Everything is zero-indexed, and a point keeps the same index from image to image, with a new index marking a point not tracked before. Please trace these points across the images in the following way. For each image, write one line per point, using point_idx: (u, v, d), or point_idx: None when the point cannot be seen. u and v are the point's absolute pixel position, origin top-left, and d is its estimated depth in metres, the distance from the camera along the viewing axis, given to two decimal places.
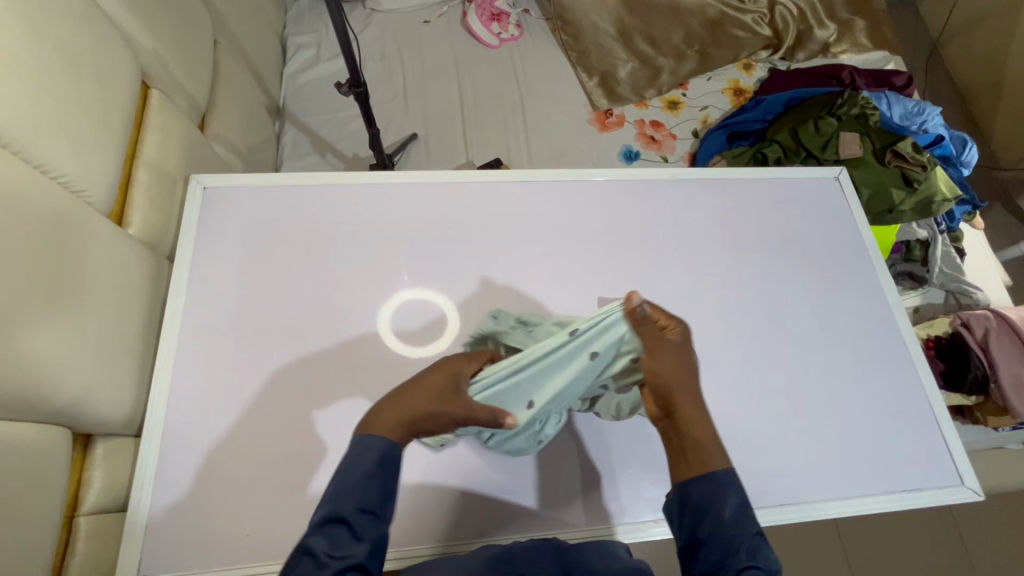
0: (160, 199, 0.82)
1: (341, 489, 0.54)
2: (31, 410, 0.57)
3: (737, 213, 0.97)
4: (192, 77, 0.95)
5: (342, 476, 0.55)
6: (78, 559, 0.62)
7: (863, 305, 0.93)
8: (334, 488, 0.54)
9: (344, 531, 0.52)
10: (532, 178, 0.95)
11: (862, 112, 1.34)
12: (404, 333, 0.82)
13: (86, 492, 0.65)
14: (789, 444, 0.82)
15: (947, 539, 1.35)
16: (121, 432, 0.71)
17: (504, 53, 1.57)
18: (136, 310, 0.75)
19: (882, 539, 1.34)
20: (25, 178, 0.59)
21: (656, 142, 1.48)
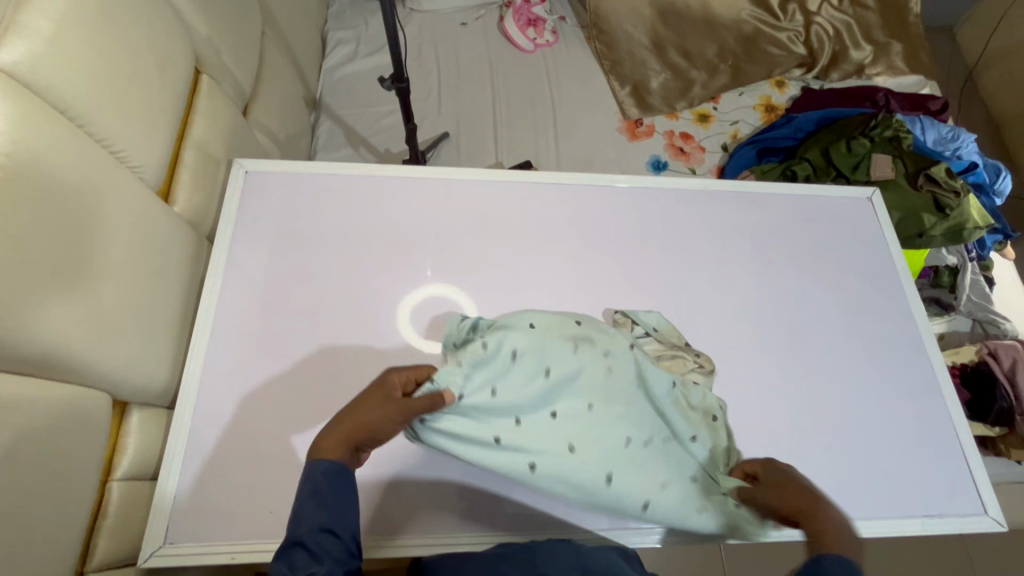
0: (203, 180, 0.85)
1: (299, 514, 0.57)
2: (76, 373, 0.59)
3: (767, 227, 0.97)
4: (239, 65, 0.98)
5: (304, 497, 0.58)
6: (109, 523, 0.63)
7: (891, 328, 0.92)
8: (294, 512, 0.57)
9: (301, 552, 0.54)
10: (563, 181, 0.96)
11: (896, 134, 1.33)
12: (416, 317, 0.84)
13: (121, 457, 0.67)
14: (809, 459, 0.81)
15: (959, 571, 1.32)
16: (155, 403, 0.73)
17: (539, 59, 1.59)
18: (176, 286, 0.77)
19: (892, 566, 1.31)
20: (87, 151, 0.61)
21: (685, 154, 1.48)
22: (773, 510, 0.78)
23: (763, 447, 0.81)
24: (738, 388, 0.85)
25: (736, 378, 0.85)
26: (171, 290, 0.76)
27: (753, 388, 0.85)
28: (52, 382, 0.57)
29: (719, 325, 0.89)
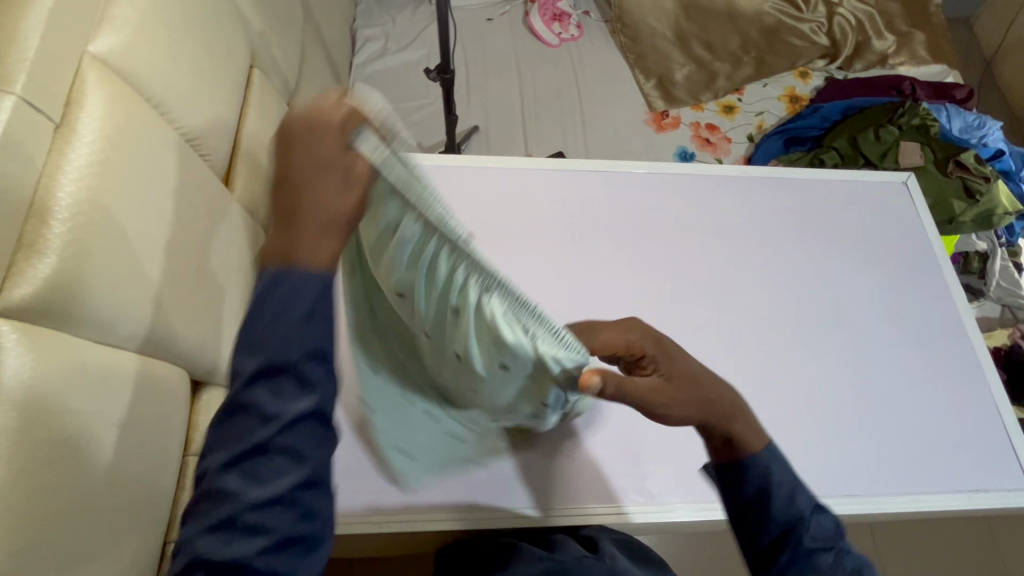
0: (259, 170, 0.87)
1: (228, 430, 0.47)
2: (160, 349, 0.62)
3: (805, 211, 0.99)
4: (285, 58, 1.00)
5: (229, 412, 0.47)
6: (187, 495, 0.66)
7: (930, 308, 0.94)
8: (223, 422, 0.47)
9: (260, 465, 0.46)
10: (603, 170, 0.99)
11: (923, 122, 1.35)
12: None
13: (195, 434, 0.69)
14: (854, 435, 0.83)
15: (989, 556, 1.32)
16: (224, 383, 0.76)
17: (564, 53, 1.61)
18: (238, 271, 0.79)
19: (923, 552, 1.32)
20: (169, 138, 0.64)
21: (711, 145, 1.50)
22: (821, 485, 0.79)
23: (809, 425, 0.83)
24: (782, 367, 0.86)
25: (779, 358, 0.87)
26: (235, 276, 0.78)
27: (797, 368, 0.87)
28: (143, 358, 0.60)
29: (761, 307, 0.91)
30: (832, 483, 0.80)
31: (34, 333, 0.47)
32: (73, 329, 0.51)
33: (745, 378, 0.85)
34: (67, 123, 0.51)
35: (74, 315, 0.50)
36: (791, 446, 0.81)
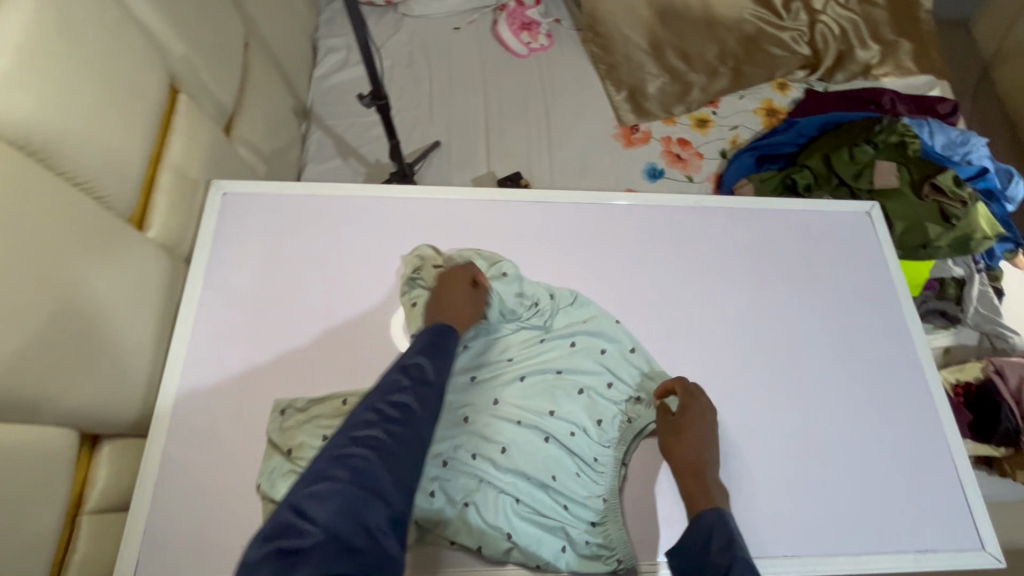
0: (181, 204, 0.84)
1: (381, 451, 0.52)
2: (41, 411, 0.58)
3: (760, 244, 0.93)
4: (219, 81, 0.97)
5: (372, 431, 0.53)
6: (78, 556, 0.63)
7: (889, 349, 0.88)
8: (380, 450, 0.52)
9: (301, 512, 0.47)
10: (549, 199, 0.93)
11: (902, 140, 1.28)
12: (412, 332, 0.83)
13: (91, 491, 0.66)
14: (799, 489, 0.78)
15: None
16: (128, 433, 0.73)
17: (533, 63, 1.56)
18: (150, 314, 0.76)
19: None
20: (45, 182, 0.60)
21: (682, 161, 1.45)
22: (759, 544, 0.75)
23: (751, 480, 0.78)
24: (726, 416, 0.81)
25: (722, 407, 0.82)
26: (145, 319, 0.75)
27: (743, 416, 0.82)
28: (13, 424, 0.56)
29: (710, 349, 0.85)
30: (772, 543, 0.75)
31: None
32: None
33: None
34: None
35: None
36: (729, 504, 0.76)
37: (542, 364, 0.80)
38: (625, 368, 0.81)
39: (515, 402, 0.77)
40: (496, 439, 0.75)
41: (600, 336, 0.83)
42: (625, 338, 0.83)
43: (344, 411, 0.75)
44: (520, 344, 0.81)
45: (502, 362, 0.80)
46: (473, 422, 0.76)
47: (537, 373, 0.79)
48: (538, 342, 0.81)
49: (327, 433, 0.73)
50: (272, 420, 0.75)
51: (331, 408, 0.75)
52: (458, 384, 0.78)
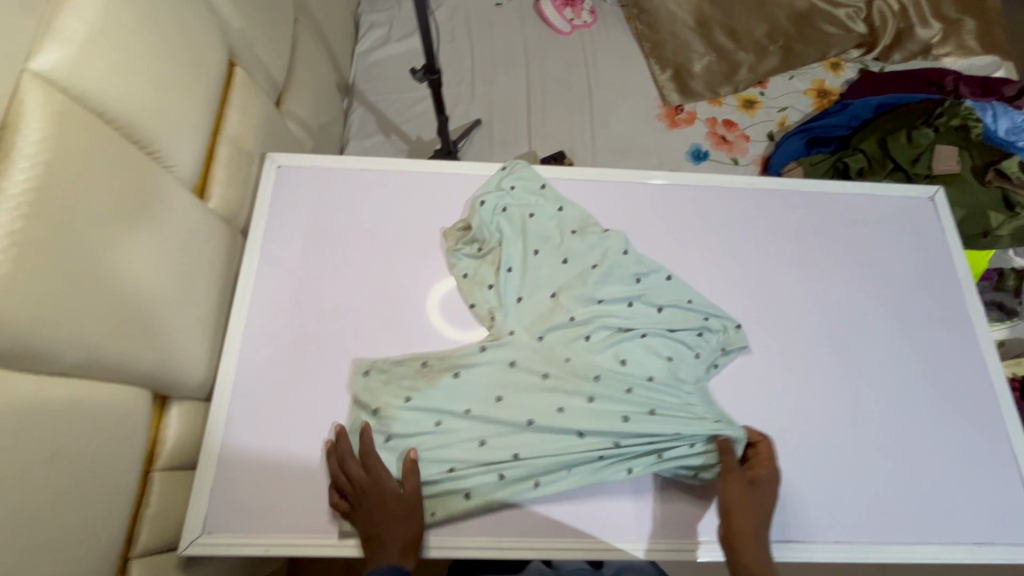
0: (238, 174, 0.85)
1: None
2: (121, 372, 0.61)
3: (817, 227, 0.91)
4: (272, 55, 0.97)
5: None
6: (151, 509, 0.67)
7: (951, 340, 0.86)
8: None
9: None
10: (599, 177, 0.91)
11: (964, 123, 1.23)
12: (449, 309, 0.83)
13: (161, 448, 0.69)
14: (851, 476, 0.77)
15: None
16: (193, 396, 0.75)
17: (576, 40, 1.53)
18: (211, 283, 0.78)
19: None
20: (123, 149, 0.62)
21: (728, 143, 1.41)
22: (809, 528, 0.74)
23: (801, 465, 0.77)
24: (780, 400, 0.80)
25: (774, 391, 0.80)
26: (207, 287, 0.77)
27: (794, 401, 0.80)
28: (97, 383, 0.59)
29: (762, 333, 0.84)
30: (821, 528, 0.74)
31: None
32: (11, 364, 0.49)
33: (740, 412, 0.79)
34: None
35: (14, 350, 0.48)
36: (781, 488, 0.76)
37: (604, 319, 0.80)
38: (687, 325, 0.81)
39: (582, 358, 0.78)
40: (554, 403, 0.75)
41: (657, 292, 0.82)
42: (681, 293, 0.83)
43: (424, 372, 0.76)
44: (580, 300, 0.80)
45: (565, 320, 0.79)
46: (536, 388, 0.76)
47: (600, 328, 0.80)
48: (596, 300, 0.81)
49: (408, 394, 0.74)
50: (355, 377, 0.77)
51: (411, 369, 0.77)
52: (524, 344, 0.78)
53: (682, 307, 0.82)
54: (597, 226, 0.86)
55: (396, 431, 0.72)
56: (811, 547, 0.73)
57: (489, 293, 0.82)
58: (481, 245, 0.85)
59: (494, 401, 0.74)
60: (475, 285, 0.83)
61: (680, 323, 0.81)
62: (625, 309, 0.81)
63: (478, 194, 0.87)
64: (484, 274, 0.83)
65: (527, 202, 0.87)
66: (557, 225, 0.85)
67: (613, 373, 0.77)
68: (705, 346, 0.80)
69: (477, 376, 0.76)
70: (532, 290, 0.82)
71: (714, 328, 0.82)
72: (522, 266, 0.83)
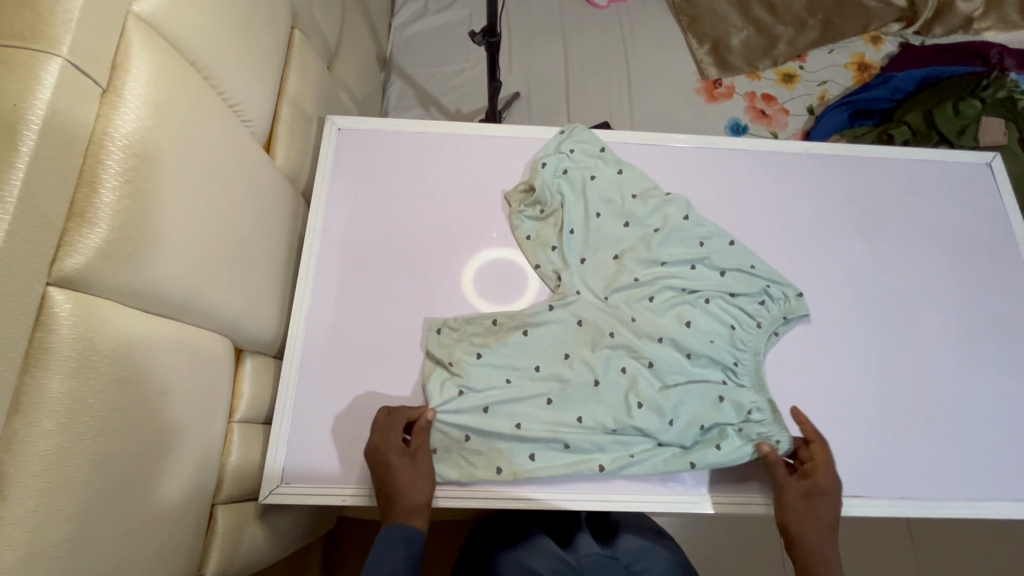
0: (299, 136, 0.86)
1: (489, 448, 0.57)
2: (208, 318, 0.62)
3: (875, 192, 0.90)
4: (326, 20, 0.97)
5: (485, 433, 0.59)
6: (234, 458, 0.68)
7: (1011, 302, 0.85)
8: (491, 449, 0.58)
9: None
10: (658, 141, 0.91)
11: (1010, 96, 1.22)
12: (490, 274, 0.83)
13: (240, 400, 0.71)
14: (916, 435, 0.77)
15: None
16: (265, 352, 0.77)
17: (612, 14, 1.52)
18: (278, 241, 0.79)
19: (970, 564, 1.22)
20: (208, 97, 0.62)
21: (767, 117, 1.41)
22: (876, 485, 0.74)
23: (866, 424, 0.77)
24: (843, 360, 0.80)
25: (836, 353, 0.81)
26: (275, 244, 0.78)
27: (855, 362, 0.80)
28: (188, 327, 0.60)
29: (823, 296, 0.84)
30: (888, 484, 0.75)
31: (85, 304, 0.46)
32: (122, 301, 0.50)
33: (804, 371, 0.79)
34: (113, 88, 0.50)
35: (126, 286, 0.50)
36: (844, 445, 0.76)
37: (668, 280, 0.80)
38: (751, 288, 0.80)
39: (646, 319, 0.78)
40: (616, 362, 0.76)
41: (719, 256, 0.82)
42: (744, 258, 0.82)
43: (493, 331, 0.78)
44: (642, 262, 0.81)
45: (628, 281, 0.80)
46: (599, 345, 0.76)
47: (662, 290, 0.80)
48: (658, 262, 0.81)
49: (480, 350, 0.76)
50: (429, 337, 0.78)
51: (482, 327, 0.78)
52: (589, 304, 0.79)
53: (745, 272, 0.81)
54: (659, 189, 0.86)
55: (471, 384, 0.74)
56: (878, 504, 0.73)
57: (552, 254, 0.83)
58: (543, 207, 0.85)
59: (563, 358, 0.76)
60: (539, 246, 0.84)
61: (744, 287, 0.80)
62: (687, 271, 0.81)
63: (539, 157, 0.87)
64: (548, 236, 0.84)
65: (588, 166, 0.87)
66: (619, 188, 0.85)
67: (679, 333, 0.77)
68: (768, 312, 0.80)
69: (545, 333, 0.78)
70: (595, 252, 0.83)
71: (782, 295, 0.81)
72: (584, 228, 0.83)
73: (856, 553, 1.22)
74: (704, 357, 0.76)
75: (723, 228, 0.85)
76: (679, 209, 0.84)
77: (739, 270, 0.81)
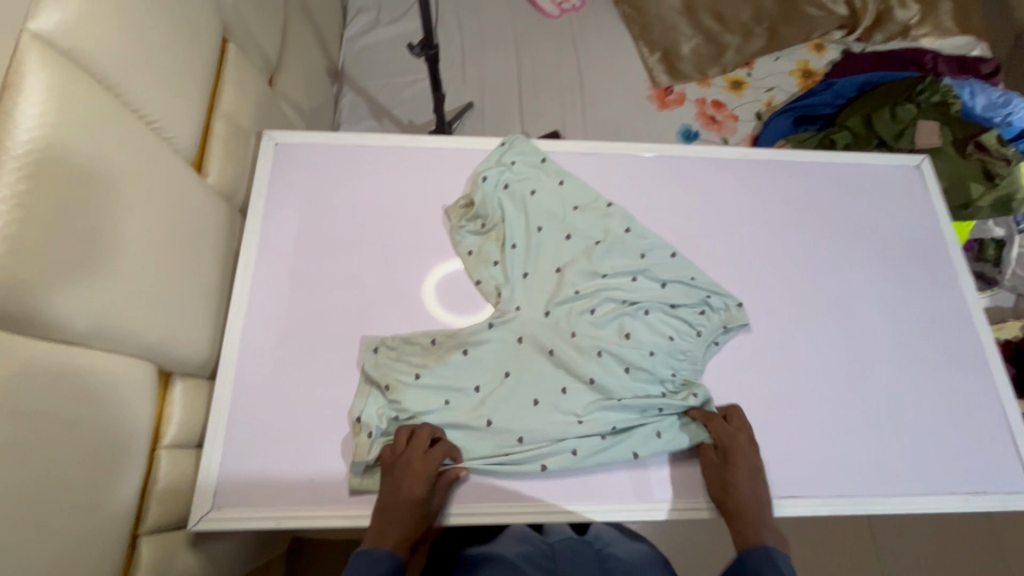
0: (235, 152, 0.84)
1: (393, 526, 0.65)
2: (124, 343, 0.60)
3: (810, 196, 0.93)
4: (264, 34, 0.96)
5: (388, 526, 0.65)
6: (161, 486, 0.66)
7: (939, 300, 0.88)
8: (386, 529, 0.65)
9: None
10: (598, 150, 0.92)
11: (943, 100, 1.27)
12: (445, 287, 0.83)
13: (167, 426, 0.68)
14: (852, 434, 0.79)
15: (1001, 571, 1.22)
16: (197, 373, 0.75)
17: (565, 24, 1.54)
18: (211, 260, 0.77)
19: (926, 556, 1.25)
20: (120, 114, 0.60)
21: (717, 123, 1.43)
22: (814, 485, 0.76)
23: (803, 425, 0.78)
24: (780, 363, 0.82)
25: (774, 356, 0.82)
26: (207, 263, 0.76)
27: (793, 361, 0.82)
28: (99, 351, 0.58)
29: (761, 300, 0.85)
30: (826, 483, 0.76)
31: None
32: (17, 329, 0.48)
33: (743, 375, 0.80)
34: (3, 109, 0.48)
35: (20, 315, 0.48)
36: (783, 445, 0.77)
37: (608, 292, 0.80)
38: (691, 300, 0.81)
39: (587, 333, 0.78)
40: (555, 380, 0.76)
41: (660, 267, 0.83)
42: (685, 268, 0.83)
43: (433, 350, 0.77)
44: (582, 275, 0.81)
45: (570, 295, 0.80)
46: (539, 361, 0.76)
47: (603, 303, 0.80)
48: (599, 274, 0.81)
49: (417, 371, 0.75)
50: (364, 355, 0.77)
51: (419, 347, 0.77)
52: (530, 319, 0.79)
53: (686, 282, 0.82)
54: (601, 202, 0.86)
55: (408, 407, 0.73)
56: (816, 503, 0.75)
57: (492, 269, 0.83)
58: (484, 221, 0.85)
59: (504, 375, 0.75)
60: (481, 262, 0.83)
61: (686, 297, 0.82)
62: (629, 283, 0.82)
63: (481, 170, 0.87)
64: (489, 251, 0.84)
65: (529, 179, 0.87)
66: (560, 201, 0.86)
67: (620, 346, 0.78)
68: (709, 321, 0.81)
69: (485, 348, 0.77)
70: (537, 266, 0.83)
71: (722, 305, 0.82)
72: (525, 243, 0.84)
73: (812, 549, 1.24)
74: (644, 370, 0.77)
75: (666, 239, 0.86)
76: (619, 222, 0.84)
77: (679, 281, 0.82)
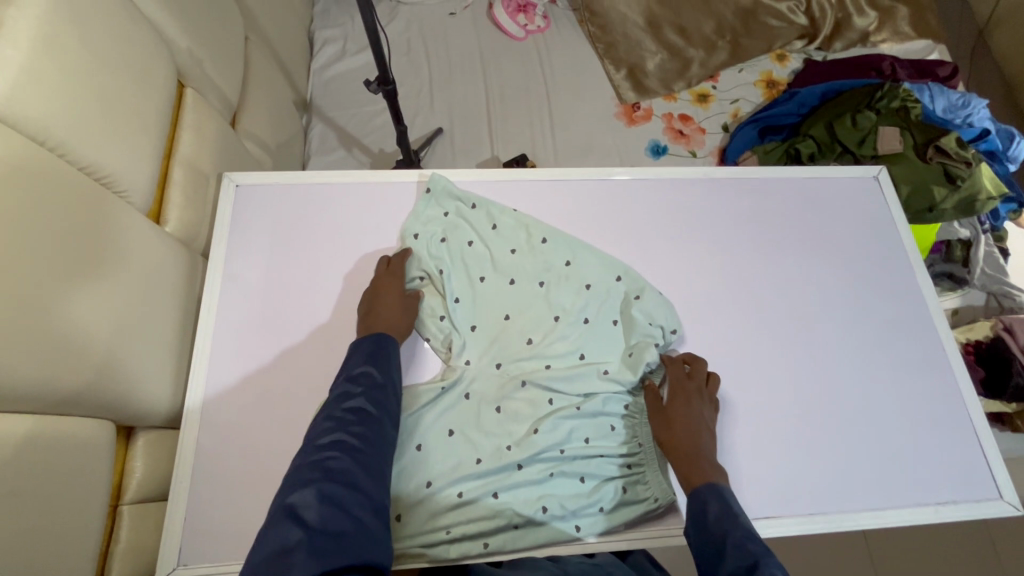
0: (195, 197, 0.84)
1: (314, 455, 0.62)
2: (81, 405, 0.60)
3: (768, 211, 0.94)
4: (223, 76, 0.96)
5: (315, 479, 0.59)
6: (123, 544, 0.65)
7: (899, 309, 0.89)
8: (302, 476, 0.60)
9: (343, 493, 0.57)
10: (558, 177, 0.92)
11: (903, 105, 1.28)
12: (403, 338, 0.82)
13: (130, 481, 0.68)
14: (822, 447, 0.79)
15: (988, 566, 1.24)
16: (161, 425, 0.74)
17: (531, 45, 1.56)
18: (173, 309, 0.76)
19: (917, 562, 1.25)
20: (67, 175, 0.60)
21: (685, 137, 1.45)
22: (786, 503, 0.76)
23: (770, 451, 0.78)
24: (748, 380, 0.82)
25: (740, 377, 0.82)
26: (169, 312, 0.76)
27: (760, 378, 0.82)
28: (52, 416, 0.57)
29: (724, 319, 0.86)
30: (797, 500, 0.76)
31: None
32: None
33: None
34: None
35: None
36: (754, 464, 0.77)
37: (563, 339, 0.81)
38: (640, 319, 0.82)
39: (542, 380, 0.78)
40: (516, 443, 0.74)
41: (606, 296, 0.84)
42: (631, 286, 0.84)
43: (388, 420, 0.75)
44: (535, 323, 0.82)
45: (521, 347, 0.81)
46: (505, 411, 0.77)
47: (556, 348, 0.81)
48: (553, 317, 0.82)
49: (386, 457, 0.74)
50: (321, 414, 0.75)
51: None
52: (481, 371, 0.80)
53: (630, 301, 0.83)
54: (534, 239, 0.86)
55: None
56: (788, 522, 0.75)
57: (433, 323, 0.82)
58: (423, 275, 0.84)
59: (449, 434, 0.75)
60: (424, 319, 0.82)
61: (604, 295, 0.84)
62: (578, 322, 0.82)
63: (411, 225, 0.86)
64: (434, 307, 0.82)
65: (462, 228, 0.86)
66: (497, 246, 0.85)
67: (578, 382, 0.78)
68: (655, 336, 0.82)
69: (441, 411, 0.77)
70: (483, 316, 0.83)
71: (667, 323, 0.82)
72: (468, 295, 0.83)
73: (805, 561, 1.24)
74: (599, 396, 0.78)
75: (611, 260, 0.85)
76: (557, 253, 0.85)
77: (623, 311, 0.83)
